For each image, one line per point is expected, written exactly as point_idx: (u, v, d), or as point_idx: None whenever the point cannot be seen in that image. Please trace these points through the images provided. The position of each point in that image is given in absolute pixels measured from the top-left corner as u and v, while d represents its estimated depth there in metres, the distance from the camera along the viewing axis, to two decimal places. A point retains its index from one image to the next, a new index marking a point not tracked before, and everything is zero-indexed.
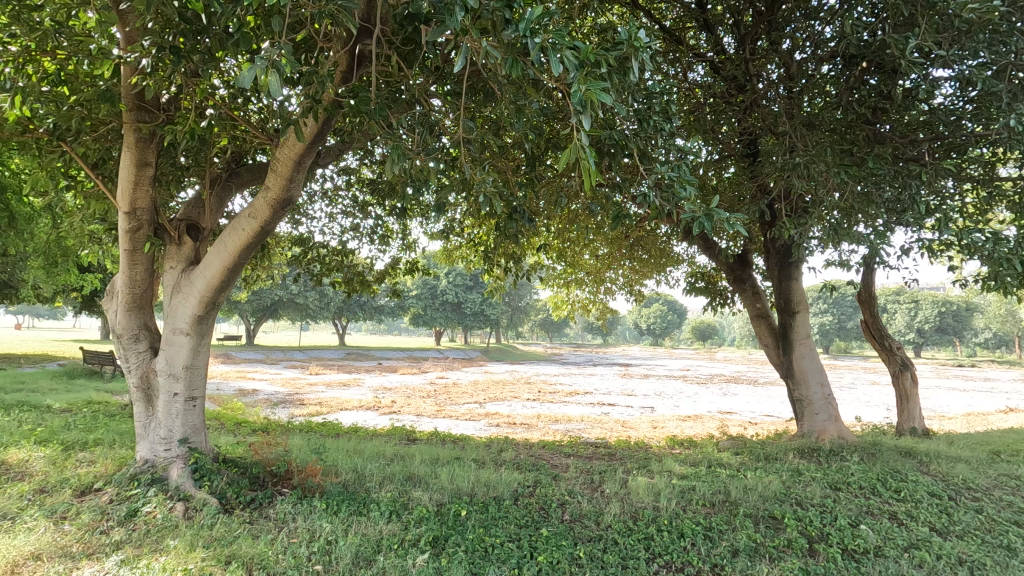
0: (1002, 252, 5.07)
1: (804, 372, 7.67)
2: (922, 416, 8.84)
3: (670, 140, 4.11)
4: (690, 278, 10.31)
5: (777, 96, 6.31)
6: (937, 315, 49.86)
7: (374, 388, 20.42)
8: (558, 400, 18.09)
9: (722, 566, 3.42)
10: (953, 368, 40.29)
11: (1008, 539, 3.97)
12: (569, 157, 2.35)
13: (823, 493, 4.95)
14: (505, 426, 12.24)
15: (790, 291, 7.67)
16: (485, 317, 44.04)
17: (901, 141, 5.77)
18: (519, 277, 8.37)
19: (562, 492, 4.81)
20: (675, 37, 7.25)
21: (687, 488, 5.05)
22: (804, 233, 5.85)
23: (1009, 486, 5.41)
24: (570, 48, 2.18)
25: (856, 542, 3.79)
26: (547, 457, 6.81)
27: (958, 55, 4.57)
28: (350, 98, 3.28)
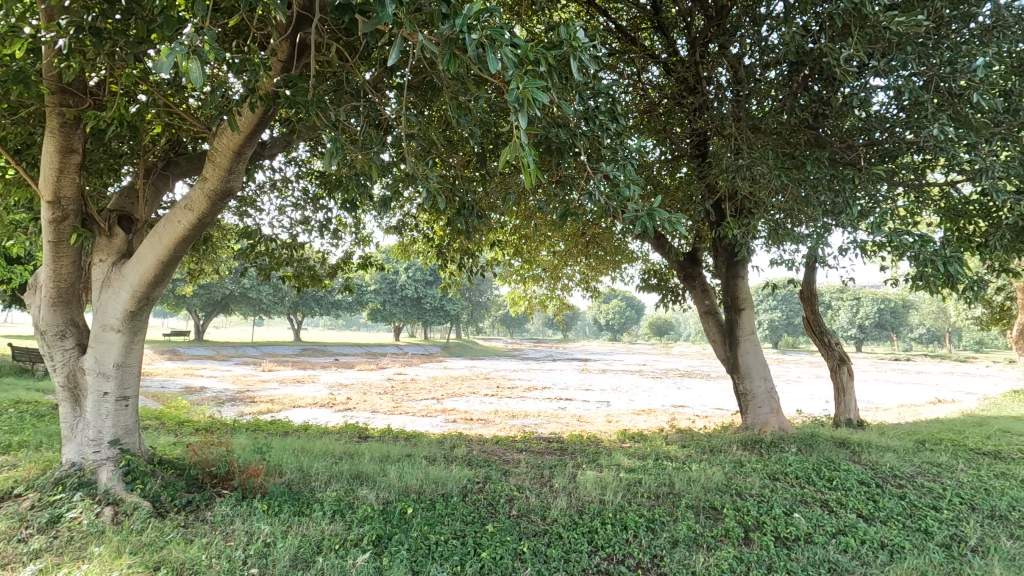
0: (927, 253, 5.40)
1: (748, 367, 7.95)
2: (858, 408, 9.30)
3: (619, 139, 4.19)
4: (644, 276, 10.52)
5: (724, 100, 6.48)
6: (876, 311, 52.65)
7: (330, 385, 19.99)
8: (516, 395, 18.17)
9: (661, 557, 3.52)
10: (891, 363, 42.60)
11: (926, 523, 4.22)
12: (509, 154, 2.36)
13: (762, 484, 5.15)
14: (462, 421, 12.20)
15: (736, 288, 7.92)
16: (445, 312, 43.80)
17: (839, 146, 6.03)
18: (475, 273, 8.36)
19: (511, 488, 4.84)
20: (630, 37, 7.37)
21: (634, 482, 5.16)
22: (748, 232, 6.05)
23: (931, 473, 5.76)
24: (508, 44, 2.17)
25: (789, 530, 3.96)
26: (500, 452, 6.83)
27: (888, 65, 4.80)
28: (288, 89, 3.18)
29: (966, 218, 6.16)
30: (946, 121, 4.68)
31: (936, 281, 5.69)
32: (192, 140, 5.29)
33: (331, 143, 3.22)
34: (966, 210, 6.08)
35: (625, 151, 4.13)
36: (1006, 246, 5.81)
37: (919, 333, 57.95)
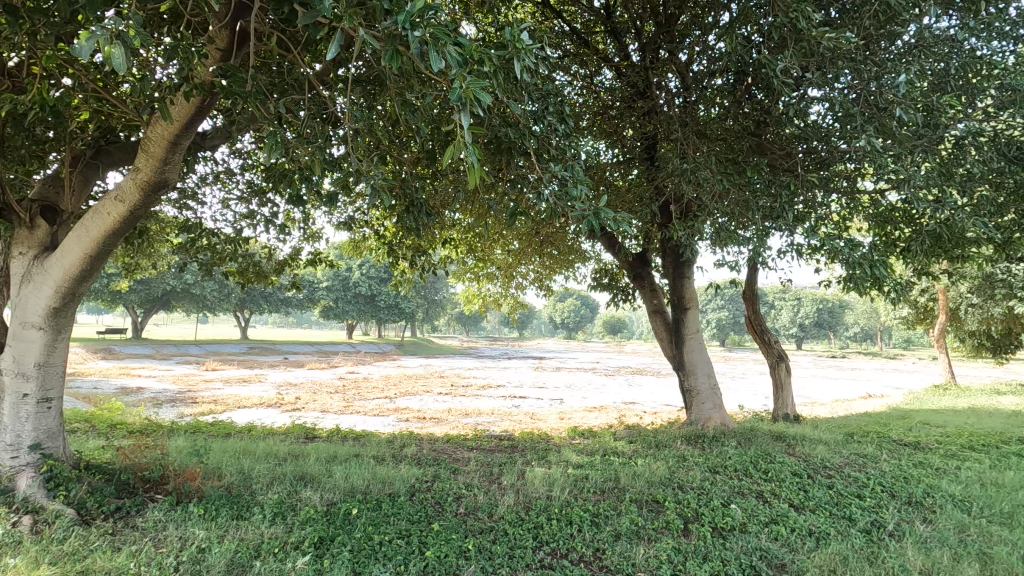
0: (855, 256, 5.75)
1: (693, 364, 8.23)
2: (795, 403, 9.78)
3: (568, 141, 4.25)
4: (595, 275, 10.71)
5: (673, 105, 6.64)
6: (815, 311, 55.41)
7: (278, 384, 19.40)
8: (471, 394, 18.13)
9: (603, 550, 3.61)
10: (830, 360, 44.97)
11: (850, 511, 4.49)
12: (452, 153, 2.37)
13: (702, 477, 5.35)
14: (414, 420, 12.08)
15: (683, 288, 8.18)
16: (399, 310, 43.25)
17: (779, 153, 6.30)
18: (427, 271, 8.29)
19: (459, 486, 4.84)
20: (584, 40, 7.47)
21: (581, 477, 5.26)
22: (693, 234, 6.27)
23: (857, 463, 6.13)
24: (451, 44, 2.18)
25: (725, 521, 4.13)
26: (451, 451, 6.81)
27: (823, 77, 5.05)
28: (225, 79, 3.08)
29: (891, 224, 6.58)
30: (873, 133, 4.97)
31: (863, 283, 6.06)
32: (124, 129, 5.03)
33: (271, 136, 3.15)
34: (891, 217, 6.48)
35: (573, 153, 4.21)
36: (926, 250, 6.24)
37: (854, 332, 61.35)
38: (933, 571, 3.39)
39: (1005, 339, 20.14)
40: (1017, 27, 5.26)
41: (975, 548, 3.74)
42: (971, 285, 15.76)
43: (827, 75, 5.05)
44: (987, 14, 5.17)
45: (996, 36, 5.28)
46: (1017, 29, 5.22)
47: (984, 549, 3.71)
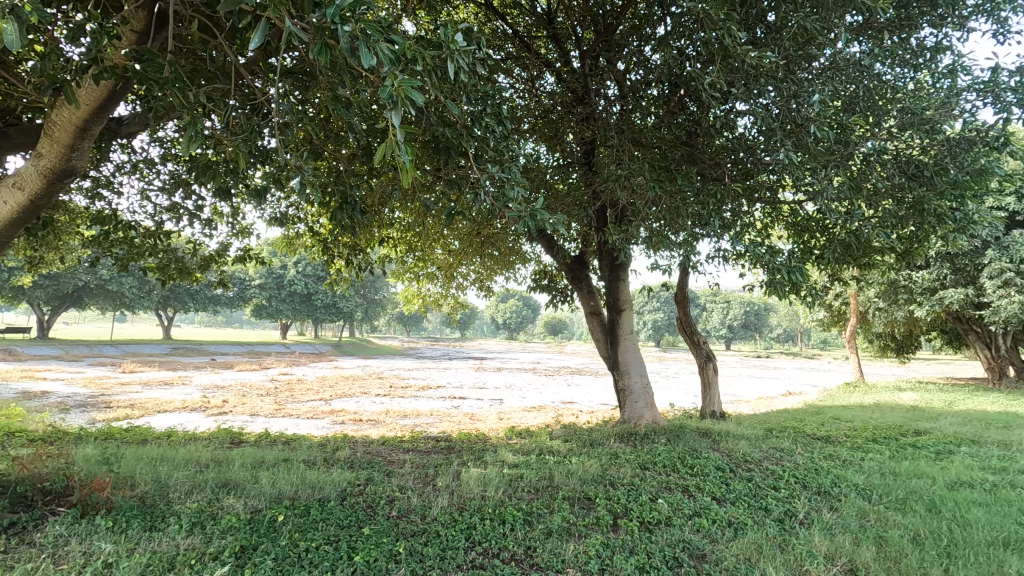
0: (775, 262, 6.12)
1: (627, 364, 8.48)
2: (721, 401, 10.28)
3: (506, 142, 4.29)
4: (535, 277, 10.84)
5: (611, 111, 6.80)
6: (742, 314, 58.44)
7: (204, 387, 18.37)
8: (410, 395, 17.87)
9: (534, 548, 3.66)
10: (756, 359, 47.57)
11: (766, 502, 4.78)
12: (384, 150, 2.35)
13: (633, 473, 5.53)
14: (350, 423, 11.78)
15: (618, 290, 8.41)
16: (337, 310, 42.05)
17: (708, 163, 6.61)
18: (365, 270, 8.12)
19: (393, 488, 4.77)
20: (526, 43, 7.54)
21: (516, 477, 5.31)
22: (627, 238, 6.49)
23: (774, 457, 6.52)
24: (383, 41, 2.17)
25: (652, 515, 4.29)
26: (386, 453, 6.69)
27: (748, 92, 5.33)
28: (140, 63, 2.91)
29: (807, 233, 7.04)
30: (791, 147, 5.31)
31: (782, 288, 6.48)
32: (25, 110, 4.63)
33: (190, 126, 3.00)
34: (808, 226, 6.94)
35: (511, 155, 4.25)
36: (837, 258, 6.73)
37: (777, 333, 65.17)
38: (836, 554, 3.66)
39: (906, 340, 22.03)
40: (917, 55, 5.76)
41: (873, 532, 4.07)
42: (878, 290, 17.11)
43: (751, 91, 5.35)
44: (891, 42, 5.63)
45: (898, 62, 5.76)
46: (916, 57, 5.72)
47: (880, 533, 4.04)
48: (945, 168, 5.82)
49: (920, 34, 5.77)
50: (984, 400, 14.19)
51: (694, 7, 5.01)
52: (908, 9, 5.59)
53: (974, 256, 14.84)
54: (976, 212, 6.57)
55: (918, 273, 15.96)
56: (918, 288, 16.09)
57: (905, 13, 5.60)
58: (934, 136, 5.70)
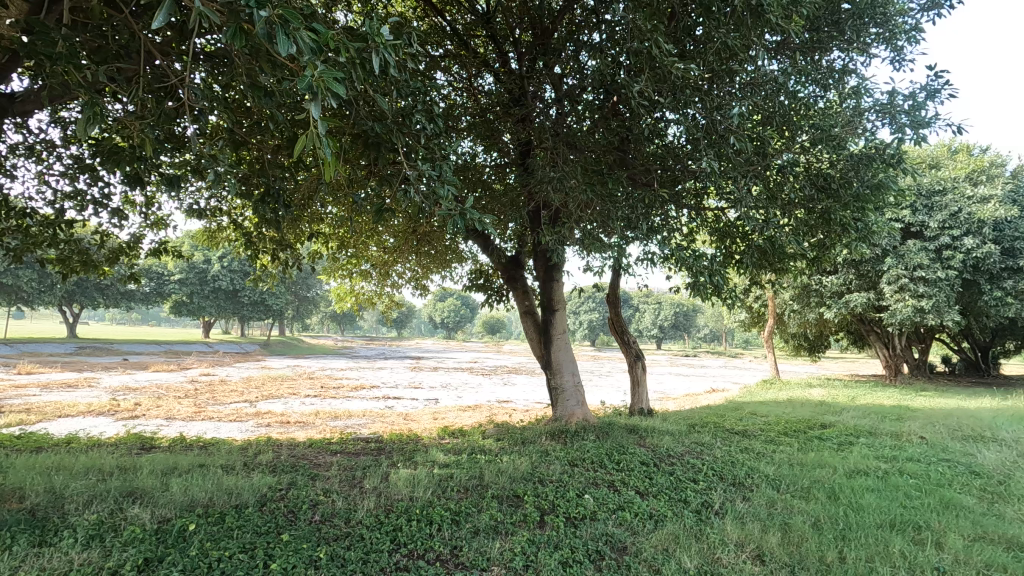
0: (698, 266, 6.43)
1: (559, 363, 8.63)
2: (649, 399, 10.66)
3: (439, 141, 4.24)
4: (471, 276, 10.82)
5: (546, 115, 6.87)
6: (672, 314, 60.88)
7: (113, 390, 17.04)
8: (342, 396, 17.36)
9: (460, 548, 3.65)
10: (684, 359, 49.73)
11: (686, 494, 5.00)
12: (304, 141, 2.29)
13: (562, 470, 5.63)
14: (276, 426, 11.30)
15: (552, 290, 8.54)
16: (265, 307, 40.20)
17: (639, 168, 6.81)
18: (292, 266, 7.81)
19: (317, 492, 4.62)
20: (465, 41, 7.48)
21: (446, 476, 5.28)
22: (559, 239, 6.60)
23: (695, 451, 6.85)
24: (303, 29, 2.11)
25: (578, 510, 4.39)
26: (312, 456, 6.46)
27: (675, 103, 5.54)
28: (27, 35, 2.68)
29: (728, 239, 7.45)
30: (713, 156, 5.56)
31: (704, 290, 6.80)
32: None
33: (87, 106, 2.81)
34: (729, 232, 7.34)
35: (444, 153, 4.21)
36: (755, 263, 7.16)
37: (703, 333, 68.45)
38: (745, 542, 3.88)
39: (816, 340, 23.76)
40: (827, 76, 6.20)
41: (779, 519, 4.35)
42: (794, 293, 18.29)
43: (678, 102, 5.55)
44: (804, 63, 6.05)
45: (811, 82, 6.19)
46: (826, 78, 6.17)
47: (786, 520, 4.33)
48: (849, 182, 6.32)
49: (830, 56, 6.22)
50: (881, 395, 15.54)
51: (625, 17, 5.16)
52: (819, 34, 6.02)
53: (876, 263, 16.21)
54: (875, 223, 7.17)
55: (827, 278, 17.22)
56: (827, 292, 17.40)
57: (816, 37, 6.02)
58: (840, 151, 6.17)
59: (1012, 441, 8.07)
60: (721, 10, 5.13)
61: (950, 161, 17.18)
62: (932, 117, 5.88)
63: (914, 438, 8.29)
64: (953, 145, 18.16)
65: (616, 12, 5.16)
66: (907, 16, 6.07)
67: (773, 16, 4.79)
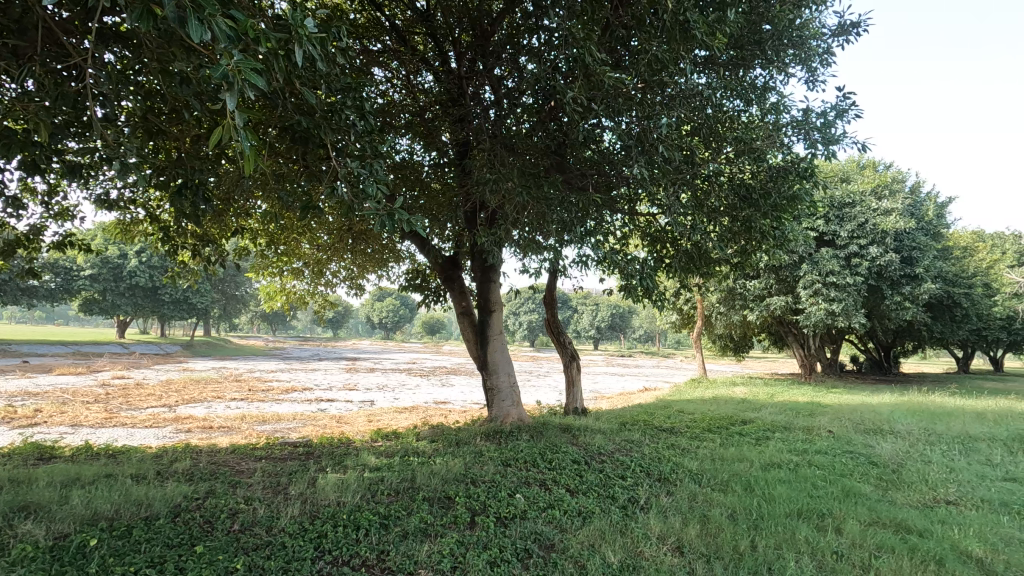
0: (629, 269, 6.65)
1: (495, 364, 8.67)
2: (583, 398, 10.89)
3: (371, 138, 4.15)
4: (409, 276, 10.67)
5: (484, 116, 6.87)
6: (609, 315, 62.57)
7: (10, 395, 15.53)
8: (271, 398, 16.65)
9: (387, 552, 3.59)
10: (618, 359, 51.20)
11: (615, 491, 5.15)
12: (220, 133, 2.23)
13: (495, 470, 5.65)
14: (197, 431, 10.70)
15: (489, 291, 8.56)
16: (189, 305, 37.96)
17: (575, 173, 6.92)
18: (216, 263, 7.42)
19: (237, 500, 4.40)
20: (403, 38, 7.33)
21: (377, 480, 5.18)
22: (495, 241, 6.65)
23: (624, 448, 7.07)
24: (220, 15, 2.05)
25: (508, 509, 4.43)
26: (233, 463, 6.15)
27: (609, 110, 5.66)
28: None
29: (659, 243, 7.75)
30: (643, 164, 5.75)
31: (635, 292, 7.04)
32: None
33: None
34: (659, 237, 7.64)
35: (375, 150, 4.13)
36: (682, 267, 7.49)
37: (638, 334, 70.73)
38: (666, 535, 4.05)
39: (740, 341, 25.09)
40: (750, 91, 6.57)
41: (698, 512, 4.56)
42: (720, 295, 19.26)
43: (611, 109, 5.69)
44: (729, 78, 6.37)
45: (734, 97, 6.54)
46: (749, 93, 6.53)
47: (704, 512, 4.54)
48: (768, 192, 6.73)
49: (753, 73, 6.59)
50: (796, 392, 16.62)
51: (560, 25, 5.24)
52: (743, 51, 6.37)
53: (793, 269, 17.34)
54: (791, 231, 7.67)
55: (750, 282, 18.23)
56: (750, 296, 18.41)
57: (740, 54, 6.36)
58: (760, 163, 6.55)
59: (906, 433, 8.86)
60: (652, 23, 5.30)
61: (859, 175, 18.62)
62: (840, 135, 6.37)
63: (823, 432, 8.92)
64: (861, 161, 19.69)
65: (552, 20, 5.24)
66: (820, 40, 6.53)
67: (699, 32, 4.97)
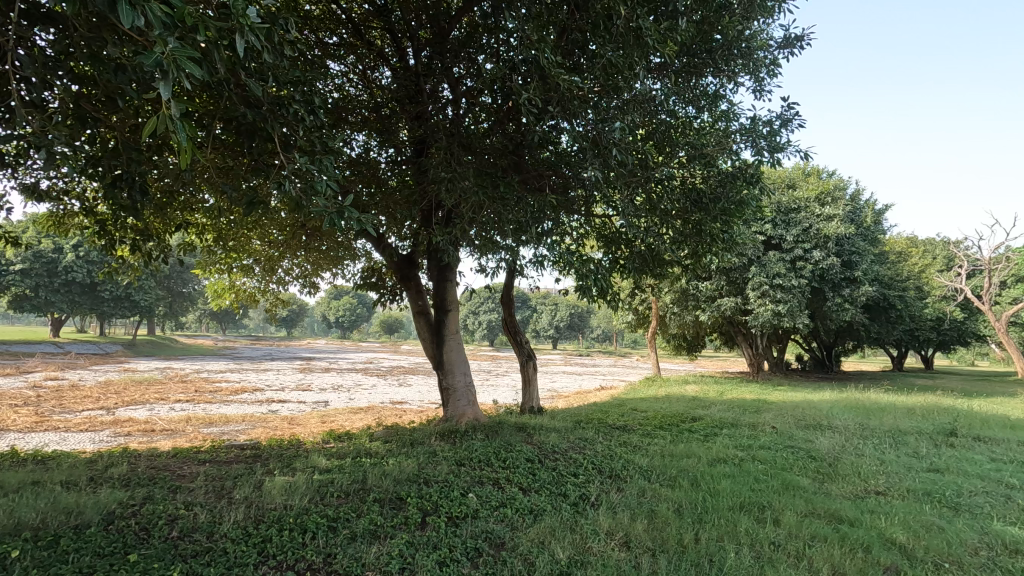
0: (584, 270, 6.76)
1: (451, 363, 8.63)
2: (540, 398, 10.97)
3: (322, 134, 4.05)
4: (364, 274, 10.49)
5: (442, 114, 6.82)
6: (568, 315, 63.26)
7: None
8: (219, 400, 16.05)
9: (334, 555, 3.53)
10: (576, 358, 51.80)
11: (567, 488, 5.22)
12: (154, 123, 2.16)
13: (449, 470, 5.64)
14: (138, 434, 10.21)
15: (445, 291, 8.52)
16: (131, 303, 36.16)
17: (532, 174, 6.96)
18: (158, 258, 7.10)
19: (177, 506, 4.22)
20: (361, 32, 7.20)
21: (327, 482, 5.06)
22: (451, 240, 6.62)
23: (578, 446, 7.16)
24: (156, 1, 1.99)
25: (460, 509, 4.42)
26: (175, 467, 5.90)
27: (564, 112, 5.71)
28: None
29: (614, 245, 7.89)
30: (597, 166, 5.83)
31: (590, 293, 7.14)
32: None
33: None
34: (615, 239, 7.78)
35: (326, 145, 4.03)
36: (637, 268, 7.65)
37: (596, 333, 71.70)
38: (615, 530, 4.13)
39: (693, 341, 25.79)
40: (701, 99, 6.77)
41: (647, 507, 4.67)
42: (674, 296, 19.75)
43: (566, 112, 5.74)
44: (682, 84, 6.55)
45: (686, 102, 6.73)
46: (700, 100, 6.73)
47: (652, 507, 4.66)
48: (717, 197, 6.95)
49: (705, 81, 6.78)
50: (744, 390, 17.26)
51: (516, 27, 5.26)
52: (694, 59, 6.56)
53: (743, 271, 17.95)
54: (739, 235, 7.94)
55: (703, 284, 18.76)
56: (702, 297, 18.95)
57: (692, 61, 6.55)
58: (711, 168, 6.76)
59: (843, 428, 9.34)
60: (607, 28, 5.37)
61: (804, 182, 19.42)
62: (785, 143, 6.64)
63: (767, 428, 9.29)
64: (807, 168, 20.53)
65: (509, 21, 5.24)
66: (767, 51, 6.79)
67: (652, 40, 5.08)
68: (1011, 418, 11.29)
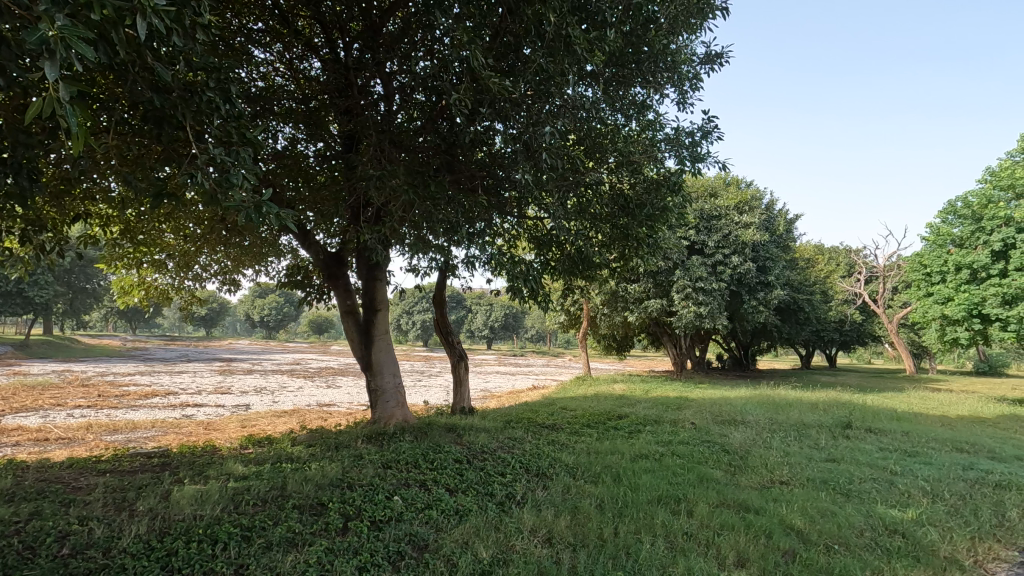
0: (514, 270, 6.81)
1: (379, 364, 8.46)
2: (471, 398, 10.94)
3: (240, 125, 3.87)
4: (290, 272, 10.06)
5: (372, 110, 6.65)
6: (502, 315, 63.61)
7: None
8: (125, 404, 14.88)
9: (247, 566, 3.38)
10: (510, 358, 52.19)
11: (493, 488, 5.25)
12: (38, 108, 1.99)
13: (374, 473, 5.51)
14: (27, 444, 9.28)
15: (374, 290, 8.34)
16: (24, 300, 32.88)
17: (464, 175, 6.93)
18: (53, 251, 6.50)
19: (69, 521, 3.88)
20: (288, 20, 6.90)
21: (242, 490, 4.80)
22: (379, 238, 6.47)
23: (506, 446, 7.21)
24: None
25: (384, 513, 4.35)
26: (70, 479, 5.41)
27: (496, 114, 5.73)
28: None
29: (546, 247, 8.00)
30: (528, 168, 5.91)
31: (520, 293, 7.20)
32: None
33: None
34: (546, 240, 7.88)
35: (245, 137, 3.84)
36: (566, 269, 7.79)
37: (530, 333, 72.61)
38: (538, 528, 4.20)
39: (622, 341, 26.59)
40: (631, 107, 7.00)
41: (571, 504, 4.78)
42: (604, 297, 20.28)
43: (499, 113, 5.77)
44: (611, 92, 6.75)
45: (615, 111, 6.94)
46: (630, 108, 6.96)
47: (576, 504, 4.77)
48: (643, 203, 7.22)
49: (634, 90, 7.03)
50: (668, 388, 18.02)
51: (449, 26, 5.23)
52: (624, 69, 6.78)
53: (668, 275, 18.72)
54: (664, 239, 8.25)
55: (632, 286, 19.39)
56: (630, 298, 19.59)
57: (621, 71, 6.74)
58: (637, 175, 7.02)
59: (754, 423, 9.97)
60: (539, 33, 5.45)
61: (725, 191, 20.47)
62: (705, 154, 7.00)
63: (687, 424, 9.75)
64: (728, 177, 21.65)
65: (442, 20, 5.22)
66: (690, 65, 7.13)
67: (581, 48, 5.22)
68: (897, 411, 12.49)
